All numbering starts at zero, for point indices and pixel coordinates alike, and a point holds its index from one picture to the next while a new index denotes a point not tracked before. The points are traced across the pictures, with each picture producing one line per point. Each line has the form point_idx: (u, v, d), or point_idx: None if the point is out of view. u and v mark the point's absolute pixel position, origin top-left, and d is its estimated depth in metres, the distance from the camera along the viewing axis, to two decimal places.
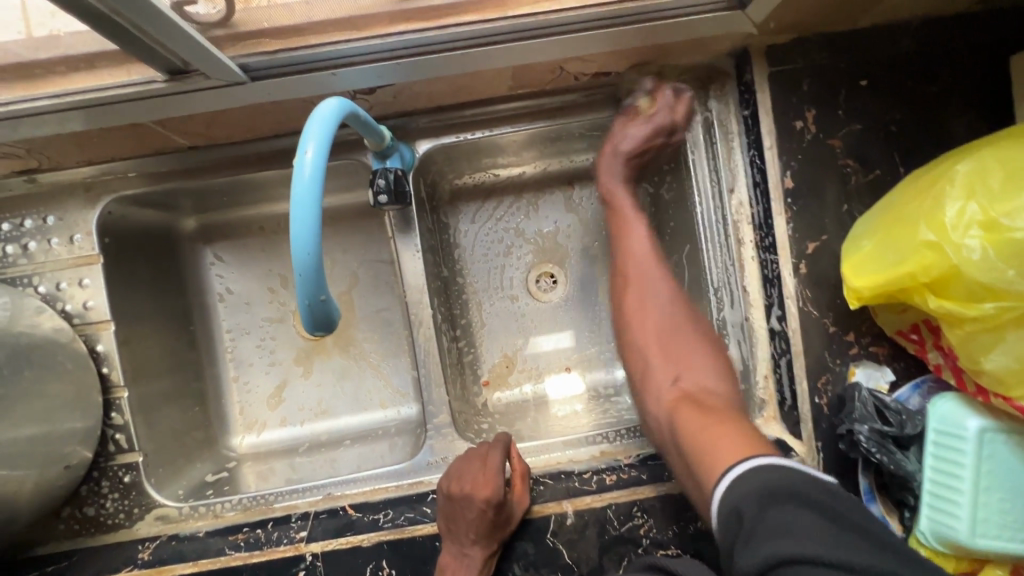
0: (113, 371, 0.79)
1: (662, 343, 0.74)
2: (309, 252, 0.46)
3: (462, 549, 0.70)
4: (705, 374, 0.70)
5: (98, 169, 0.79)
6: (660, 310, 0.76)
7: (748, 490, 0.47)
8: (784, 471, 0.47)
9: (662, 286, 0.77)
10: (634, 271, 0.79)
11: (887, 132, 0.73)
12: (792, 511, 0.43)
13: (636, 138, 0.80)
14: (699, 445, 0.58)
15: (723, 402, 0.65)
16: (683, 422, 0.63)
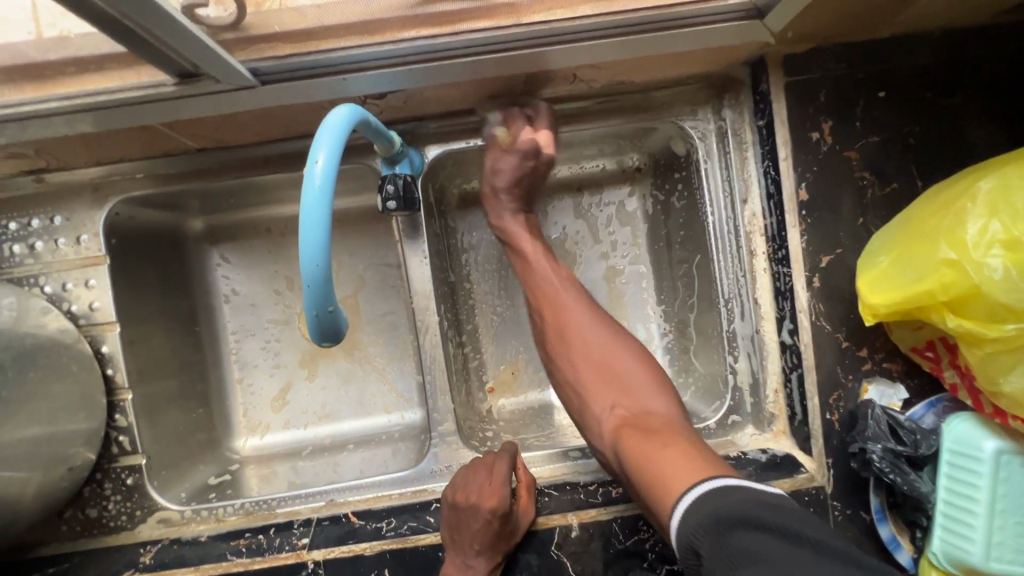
0: (118, 373, 0.79)
1: (598, 370, 0.73)
2: (319, 263, 0.45)
3: (466, 561, 0.69)
4: (645, 394, 0.70)
5: (105, 170, 0.79)
6: (593, 339, 0.74)
7: (700, 518, 0.49)
8: (739, 494, 0.49)
9: (589, 317, 0.76)
10: (557, 305, 0.77)
11: (905, 144, 0.72)
12: (749, 535, 0.45)
13: (512, 171, 0.78)
14: (647, 468, 0.58)
15: (663, 422, 0.65)
16: (627, 449, 0.62)
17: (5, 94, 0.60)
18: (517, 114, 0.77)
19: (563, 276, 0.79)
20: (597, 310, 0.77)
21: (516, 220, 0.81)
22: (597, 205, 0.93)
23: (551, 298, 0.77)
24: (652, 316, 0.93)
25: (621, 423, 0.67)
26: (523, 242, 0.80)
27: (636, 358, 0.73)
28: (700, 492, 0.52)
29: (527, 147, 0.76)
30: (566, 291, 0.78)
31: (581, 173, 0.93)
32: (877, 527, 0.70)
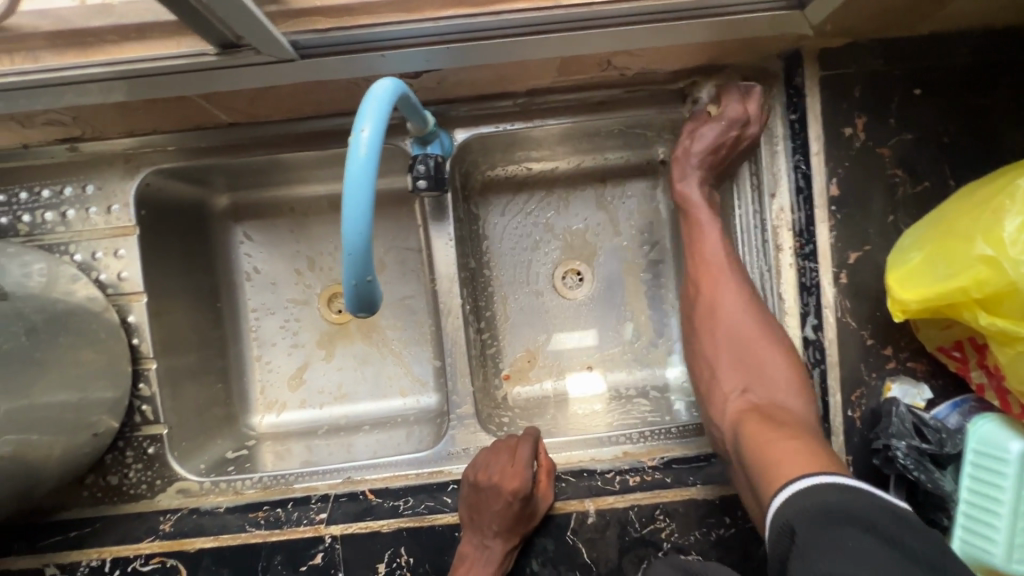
0: (143, 343, 0.80)
1: (738, 354, 0.73)
2: (361, 232, 0.46)
3: (483, 540, 0.70)
4: (783, 390, 0.70)
5: (137, 141, 0.80)
6: (742, 320, 0.74)
7: (809, 502, 0.50)
8: (857, 495, 0.49)
9: (740, 294, 0.75)
10: (709, 271, 0.77)
11: (938, 143, 0.71)
12: (854, 534, 0.46)
13: (712, 137, 0.76)
14: (764, 453, 0.60)
15: (796, 419, 0.65)
16: (750, 433, 0.64)
17: (46, 59, 0.60)
18: (733, 90, 0.76)
19: (727, 254, 0.77)
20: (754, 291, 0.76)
21: (698, 190, 0.79)
22: (620, 197, 0.96)
23: (707, 266, 0.77)
24: (671, 309, 0.96)
25: (746, 409, 0.69)
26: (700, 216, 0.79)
27: (784, 351, 0.72)
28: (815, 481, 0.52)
29: (736, 118, 0.75)
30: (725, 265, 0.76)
31: (605, 165, 0.95)
32: None
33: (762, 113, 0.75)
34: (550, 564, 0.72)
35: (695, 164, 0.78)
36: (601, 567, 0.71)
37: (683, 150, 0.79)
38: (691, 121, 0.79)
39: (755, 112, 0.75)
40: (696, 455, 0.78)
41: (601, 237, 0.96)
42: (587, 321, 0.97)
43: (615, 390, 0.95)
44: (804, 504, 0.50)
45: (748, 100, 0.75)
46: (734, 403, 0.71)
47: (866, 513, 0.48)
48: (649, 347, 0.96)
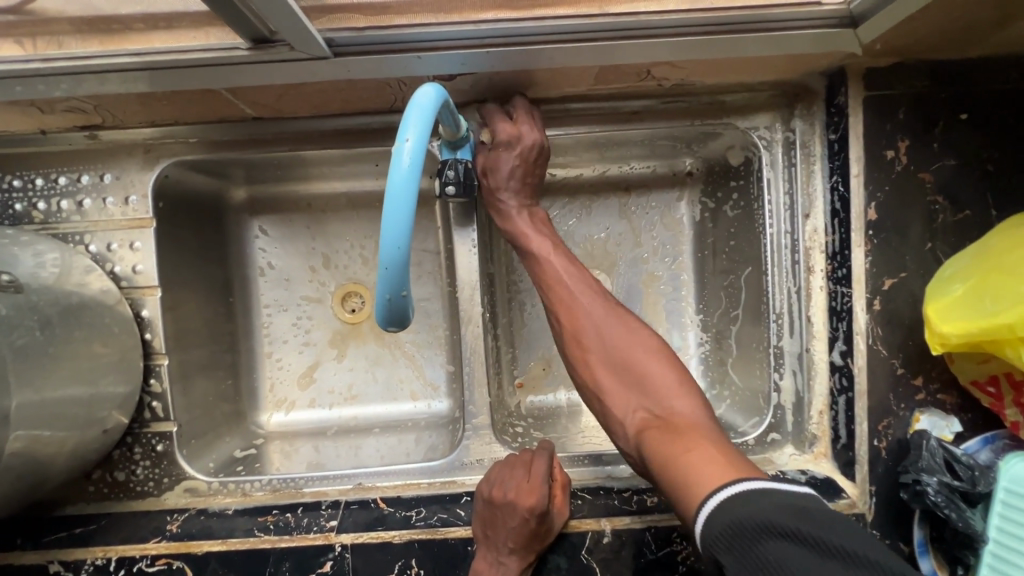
0: (156, 338, 0.78)
1: (615, 371, 0.68)
2: (399, 246, 0.44)
3: (499, 558, 0.68)
4: (667, 391, 0.65)
5: (159, 132, 0.78)
6: (611, 338, 0.70)
7: (725, 523, 0.49)
8: (766, 499, 0.49)
9: (607, 315, 0.71)
10: (565, 301, 0.72)
11: (982, 170, 0.69)
12: (775, 547, 0.45)
13: (508, 167, 0.74)
14: (675, 473, 0.56)
15: (688, 421, 0.62)
16: (655, 457, 0.59)
17: (71, 45, 0.58)
18: (495, 112, 0.73)
19: (581, 274, 0.74)
20: (617, 302, 0.73)
21: (522, 216, 0.76)
22: (644, 206, 0.93)
23: (567, 294, 0.72)
24: (689, 325, 0.93)
25: (644, 425, 0.64)
26: (534, 240, 0.75)
27: (657, 356, 0.68)
28: (723, 497, 0.51)
29: (510, 141, 0.72)
30: (580, 287, 0.73)
31: (631, 174, 0.92)
32: (917, 560, 0.69)
33: (534, 129, 0.73)
34: None
35: (510, 193, 0.76)
36: None
37: (490, 184, 0.75)
38: (478, 156, 0.75)
39: (531, 132, 0.73)
40: None
41: (621, 247, 0.93)
42: None
43: None
44: (712, 534, 0.49)
45: (516, 120, 0.73)
46: (628, 425, 0.65)
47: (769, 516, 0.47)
48: None
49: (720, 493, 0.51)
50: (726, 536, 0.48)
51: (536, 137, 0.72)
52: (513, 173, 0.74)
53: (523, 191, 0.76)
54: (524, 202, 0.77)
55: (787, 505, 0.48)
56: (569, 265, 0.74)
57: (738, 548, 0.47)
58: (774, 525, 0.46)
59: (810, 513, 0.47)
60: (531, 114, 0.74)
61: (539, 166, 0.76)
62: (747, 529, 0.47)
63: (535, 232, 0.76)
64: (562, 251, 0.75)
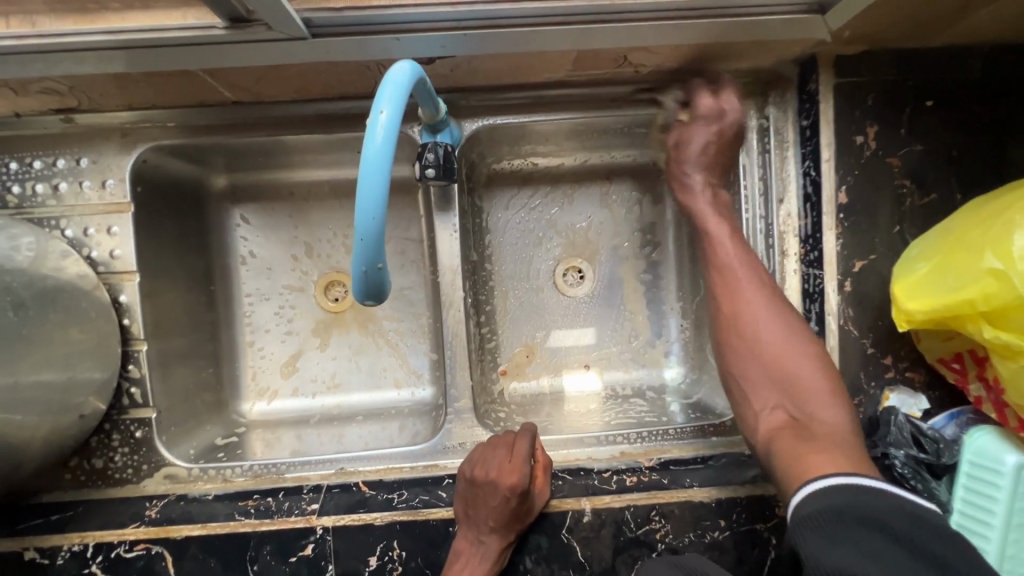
0: (135, 324, 0.78)
1: (768, 366, 0.69)
2: (374, 218, 0.45)
3: (479, 536, 0.70)
4: (817, 399, 0.66)
5: (136, 116, 0.77)
6: (771, 333, 0.70)
7: (827, 503, 0.51)
8: (882, 500, 0.50)
9: (773, 312, 0.71)
10: (727, 287, 0.74)
11: (947, 156, 0.72)
12: (867, 536, 0.47)
13: (702, 141, 0.77)
14: (793, 466, 0.60)
15: (828, 431, 0.63)
16: (781, 449, 0.63)
17: (44, 24, 0.58)
18: (699, 87, 0.77)
19: (747, 260, 0.74)
20: (787, 306, 0.72)
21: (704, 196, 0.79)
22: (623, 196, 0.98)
23: (725, 278, 0.74)
24: (669, 312, 0.98)
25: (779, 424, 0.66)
26: (710, 224, 0.77)
27: (819, 364, 0.68)
28: (828, 483, 0.54)
29: (711, 116, 0.76)
30: (748, 277, 0.73)
31: (611, 163, 0.97)
32: None
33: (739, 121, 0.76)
34: (544, 562, 0.72)
35: (697, 169, 0.78)
36: (594, 566, 0.71)
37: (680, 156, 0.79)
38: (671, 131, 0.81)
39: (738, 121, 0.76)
40: (693, 458, 0.79)
41: (602, 235, 0.98)
42: (585, 319, 0.99)
43: (611, 388, 0.97)
44: (804, 512, 0.52)
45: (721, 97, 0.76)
46: (765, 417, 0.68)
47: (880, 515, 0.48)
48: (646, 347, 0.98)
49: (831, 479, 0.54)
50: (821, 516, 0.50)
51: (739, 119, 0.76)
52: (704, 149, 0.77)
53: (710, 170, 0.78)
54: (711, 181, 0.79)
55: (899, 510, 0.48)
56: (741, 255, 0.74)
57: (824, 526, 0.49)
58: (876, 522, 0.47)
59: (934, 527, 0.47)
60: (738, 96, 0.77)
61: (733, 149, 0.78)
62: (847, 515, 0.49)
63: (716, 216, 0.77)
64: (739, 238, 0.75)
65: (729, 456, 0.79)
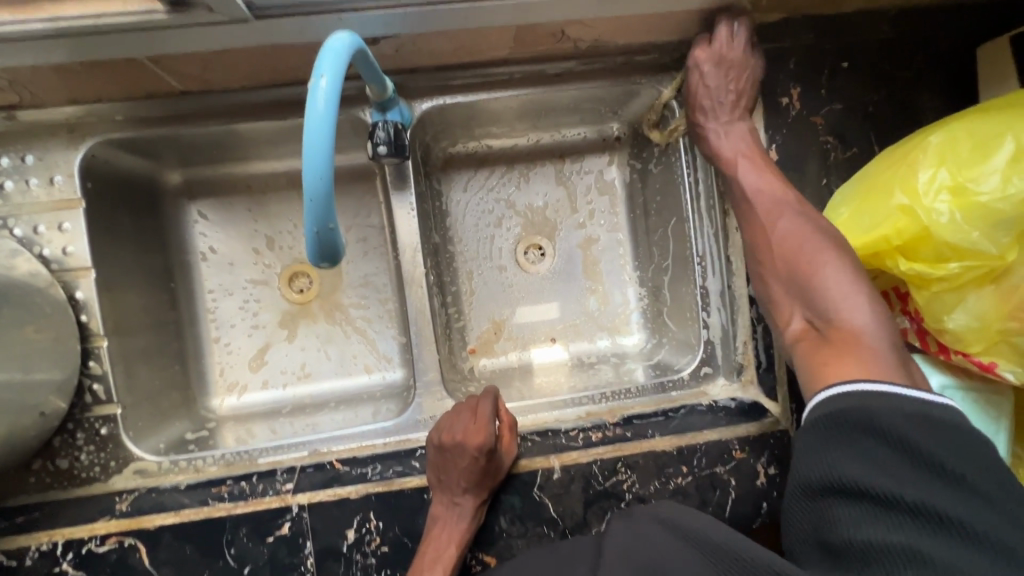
0: (93, 320, 0.77)
1: (788, 278, 0.68)
2: (321, 177, 0.47)
3: (453, 499, 0.72)
4: (842, 303, 0.64)
5: (81, 110, 0.77)
6: (789, 244, 0.68)
7: (824, 410, 0.57)
8: (883, 402, 0.54)
9: (791, 222, 0.69)
10: (745, 211, 0.73)
11: (864, 112, 0.78)
12: (860, 442, 0.53)
13: (705, 81, 0.78)
14: (815, 377, 0.62)
15: (852, 333, 0.62)
16: (805, 358, 0.65)
17: None
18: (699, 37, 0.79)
19: (762, 179, 0.72)
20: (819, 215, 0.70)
21: (723, 129, 0.77)
22: (578, 172, 1.02)
23: (746, 202, 0.73)
24: (629, 282, 1.02)
25: (803, 332, 0.67)
26: (727, 151, 0.76)
27: (847, 265, 0.65)
28: (841, 391, 0.57)
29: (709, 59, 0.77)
30: (761, 197, 0.72)
31: (563, 142, 1.01)
32: None
33: (748, 56, 0.75)
34: (519, 520, 0.75)
35: (705, 111, 0.78)
36: (567, 521, 0.74)
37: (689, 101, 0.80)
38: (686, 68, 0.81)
39: (742, 57, 0.75)
40: (655, 411, 0.81)
41: (558, 212, 1.02)
42: (548, 295, 1.02)
43: (578, 358, 1.00)
44: (811, 417, 0.58)
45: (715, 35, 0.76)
46: (789, 328, 0.68)
47: (884, 420, 0.53)
48: (610, 316, 1.02)
49: (842, 384, 0.58)
50: (822, 422, 0.56)
51: (736, 55, 0.75)
52: (710, 88, 0.77)
53: (719, 105, 0.77)
54: (724, 117, 0.77)
55: (901, 411, 0.53)
56: (761, 178, 0.73)
57: (822, 434, 0.56)
58: (873, 426, 0.53)
59: (934, 424, 0.52)
60: (737, 27, 0.75)
61: (740, 84, 0.76)
62: (842, 422, 0.55)
63: (730, 144, 0.76)
64: (756, 161, 0.75)
65: (687, 406, 0.82)
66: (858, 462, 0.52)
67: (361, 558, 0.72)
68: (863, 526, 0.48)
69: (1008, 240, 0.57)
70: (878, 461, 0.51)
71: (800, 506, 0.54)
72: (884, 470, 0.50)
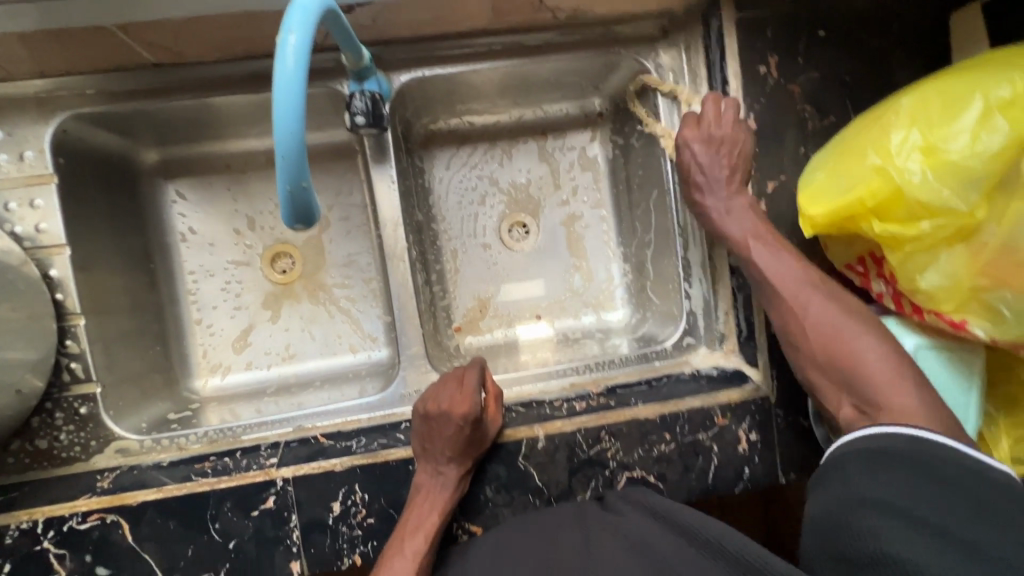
0: (69, 298, 0.76)
1: (828, 364, 0.69)
2: (293, 134, 0.47)
3: (437, 468, 0.72)
4: (885, 385, 0.65)
5: (51, 83, 0.75)
6: (824, 330, 0.69)
7: (872, 445, 0.58)
8: (936, 450, 0.55)
9: (823, 308, 0.70)
10: (773, 300, 0.73)
11: (841, 81, 0.78)
12: (907, 474, 0.53)
13: (703, 156, 0.78)
14: None
15: (903, 413, 0.63)
16: None
17: None
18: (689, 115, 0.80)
19: (786, 266, 0.73)
20: (833, 288, 0.72)
21: (728, 211, 0.77)
22: (561, 148, 1.02)
23: (771, 289, 0.73)
24: (613, 258, 1.02)
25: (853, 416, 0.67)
26: (739, 236, 0.75)
27: (881, 346, 0.67)
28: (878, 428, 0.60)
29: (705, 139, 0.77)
30: (786, 285, 0.72)
31: (545, 118, 1.01)
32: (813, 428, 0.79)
33: (738, 132, 0.76)
34: (504, 490, 0.75)
35: (708, 190, 0.78)
36: (552, 489, 0.75)
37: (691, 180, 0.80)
38: (680, 145, 0.81)
39: (733, 134, 0.76)
40: (638, 380, 0.84)
41: (541, 189, 1.02)
42: (533, 272, 1.02)
43: (563, 334, 1.00)
44: (855, 447, 0.59)
45: (705, 114, 0.78)
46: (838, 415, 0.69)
47: (936, 464, 0.54)
48: (595, 293, 1.02)
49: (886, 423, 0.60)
50: (872, 455, 0.57)
51: (730, 133, 0.76)
52: (709, 167, 0.77)
53: (721, 185, 0.77)
54: (728, 198, 0.77)
55: (952, 460, 0.54)
56: (782, 263, 0.73)
57: (869, 465, 0.56)
58: (923, 465, 0.54)
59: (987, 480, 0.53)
60: (723, 103, 0.77)
61: (738, 161, 0.77)
62: (892, 459, 0.56)
63: (742, 229, 0.76)
64: (768, 239, 0.75)
65: (670, 375, 0.85)
66: (904, 488, 0.52)
67: (347, 530, 0.72)
68: (895, 535, 0.48)
69: (978, 197, 0.59)
70: (924, 490, 0.51)
71: (829, 517, 0.54)
72: (929, 498, 0.50)
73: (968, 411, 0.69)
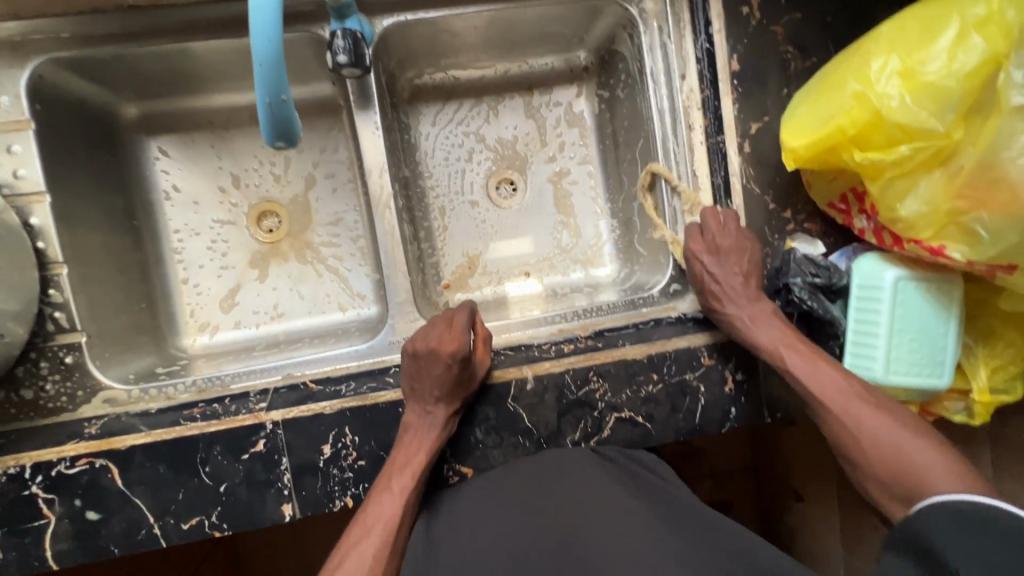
0: (50, 247, 0.75)
1: (887, 476, 0.66)
2: (271, 42, 0.47)
3: (426, 407, 0.73)
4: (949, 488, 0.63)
5: (24, 26, 0.73)
6: (876, 440, 0.67)
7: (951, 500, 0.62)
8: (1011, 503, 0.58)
9: (869, 417, 0.68)
10: (819, 411, 0.70)
11: (823, 22, 0.79)
12: None
13: (720, 268, 0.77)
14: None
15: None
16: None
17: None
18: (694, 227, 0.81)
19: (825, 378, 0.71)
20: (876, 393, 0.70)
21: (754, 325, 0.74)
22: (547, 104, 1.01)
23: (816, 401, 0.70)
24: (601, 214, 1.03)
25: None
26: (772, 349, 0.73)
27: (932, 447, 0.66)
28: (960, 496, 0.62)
29: (720, 250, 0.77)
30: (829, 392, 0.70)
31: (530, 72, 1.00)
32: None
33: (742, 240, 0.78)
34: (494, 431, 0.76)
35: (733, 304, 0.76)
36: (541, 430, 0.76)
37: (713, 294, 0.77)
38: (692, 256, 0.80)
39: (739, 244, 0.77)
40: (624, 324, 0.84)
41: (527, 145, 1.01)
42: (521, 229, 1.02)
43: (552, 290, 1.00)
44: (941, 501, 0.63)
45: (711, 224, 0.79)
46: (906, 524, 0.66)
47: None
48: (583, 250, 1.02)
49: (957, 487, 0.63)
50: None
51: (739, 240, 0.77)
52: (729, 278, 0.76)
53: (743, 296, 0.76)
54: (750, 313, 0.75)
55: None
56: (819, 373, 0.71)
57: None
58: None
59: None
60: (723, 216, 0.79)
61: (750, 267, 0.77)
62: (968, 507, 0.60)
63: (775, 335, 0.73)
64: (799, 348, 0.73)
65: (655, 319, 0.85)
66: None
67: (338, 473, 0.72)
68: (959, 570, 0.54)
69: (955, 118, 0.59)
70: None
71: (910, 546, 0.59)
72: None
73: (946, 340, 0.71)
